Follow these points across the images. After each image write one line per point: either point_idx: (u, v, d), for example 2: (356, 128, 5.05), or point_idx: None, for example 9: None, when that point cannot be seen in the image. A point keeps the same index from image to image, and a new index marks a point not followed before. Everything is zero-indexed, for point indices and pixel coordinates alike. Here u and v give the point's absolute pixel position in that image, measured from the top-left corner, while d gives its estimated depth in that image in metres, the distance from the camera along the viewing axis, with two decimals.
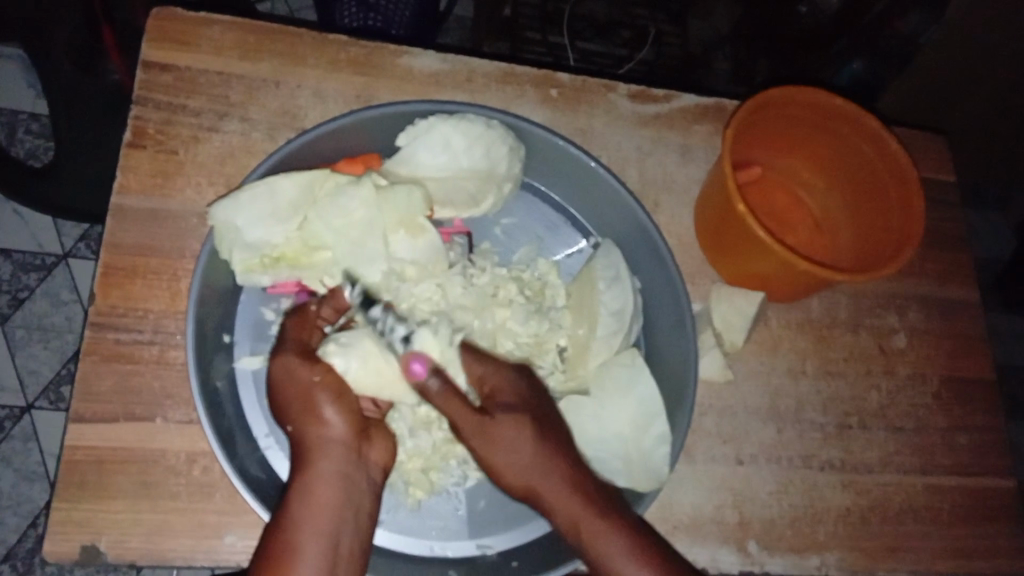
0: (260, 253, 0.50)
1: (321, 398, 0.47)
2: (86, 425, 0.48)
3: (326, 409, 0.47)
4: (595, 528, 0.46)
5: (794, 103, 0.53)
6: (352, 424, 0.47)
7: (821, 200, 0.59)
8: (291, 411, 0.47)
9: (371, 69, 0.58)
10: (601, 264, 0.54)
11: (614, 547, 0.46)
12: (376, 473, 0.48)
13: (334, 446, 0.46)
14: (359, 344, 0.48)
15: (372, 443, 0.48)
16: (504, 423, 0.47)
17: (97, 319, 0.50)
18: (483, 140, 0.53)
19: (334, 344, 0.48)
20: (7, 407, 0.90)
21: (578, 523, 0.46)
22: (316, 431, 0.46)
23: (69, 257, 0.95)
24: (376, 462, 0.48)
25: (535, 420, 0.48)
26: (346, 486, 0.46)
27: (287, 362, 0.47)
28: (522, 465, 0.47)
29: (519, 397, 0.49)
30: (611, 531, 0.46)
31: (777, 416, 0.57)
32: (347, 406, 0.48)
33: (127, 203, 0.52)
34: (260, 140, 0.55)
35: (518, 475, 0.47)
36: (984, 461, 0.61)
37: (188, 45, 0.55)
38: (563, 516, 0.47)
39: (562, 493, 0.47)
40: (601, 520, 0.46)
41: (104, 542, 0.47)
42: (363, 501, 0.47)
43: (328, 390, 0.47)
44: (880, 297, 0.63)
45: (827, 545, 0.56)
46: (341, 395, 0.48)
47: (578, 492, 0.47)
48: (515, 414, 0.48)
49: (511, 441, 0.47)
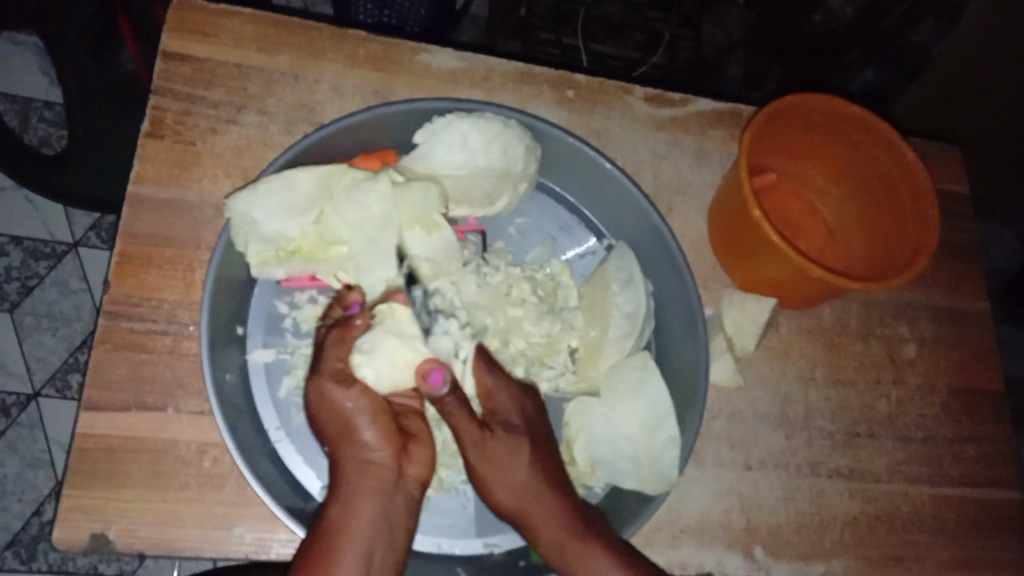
0: (276, 246, 0.50)
1: (360, 421, 0.47)
2: (97, 413, 0.48)
3: (364, 432, 0.47)
4: (579, 547, 0.49)
5: (813, 109, 0.53)
6: (392, 444, 0.48)
7: (835, 207, 0.59)
8: (328, 432, 0.47)
9: (390, 65, 0.58)
10: (614, 266, 0.54)
11: (597, 564, 0.49)
12: (415, 488, 0.48)
13: (375, 466, 0.47)
14: (382, 346, 0.48)
15: (412, 458, 0.48)
16: (503, 441, 0.50)
17: (112, 307, 0.50)
18: (500, 139, 0.53)
19: (360, 354, 0.48)
20: (14, 394, 0.90)
21: (565, 544, 0.49)
22: (354, 451, 0.47)
23: (79, 246, 0.95)
24: (414, 478, 0.48)
25: (533, 441, 0.50)
26: (385, 502, 0.47)
27: (322, 387, 0.46)
28: (518, 483, 0.49)
29: (524, 417, 0.50)
30: (595, 552, 0.49)
31: (787, 423, 0.57)
32: (384, 427, 0.48)
33: (144, 192, 0.52)
34: (278, 133, 0.55)
35: (510, 493, 0.49)
36: (992, 472, 0.61)
37: (208, 36, 0.56)
38: (548, 537, 0.50)
39: (550, 511, 0.50)
40: (585, 541, 0.49)
41: (114, 531, 0.47)
42: (401, 518, 0.47)
43: (364, 414, 0.47)
44: (892, 307, 0.63)
45: (834, 553, 0.56)
46: (377, 415, 0.48)
47: (566, 511, 0.50)
48: (515, 435, 0.50)
49: (509, 463, 0.49)
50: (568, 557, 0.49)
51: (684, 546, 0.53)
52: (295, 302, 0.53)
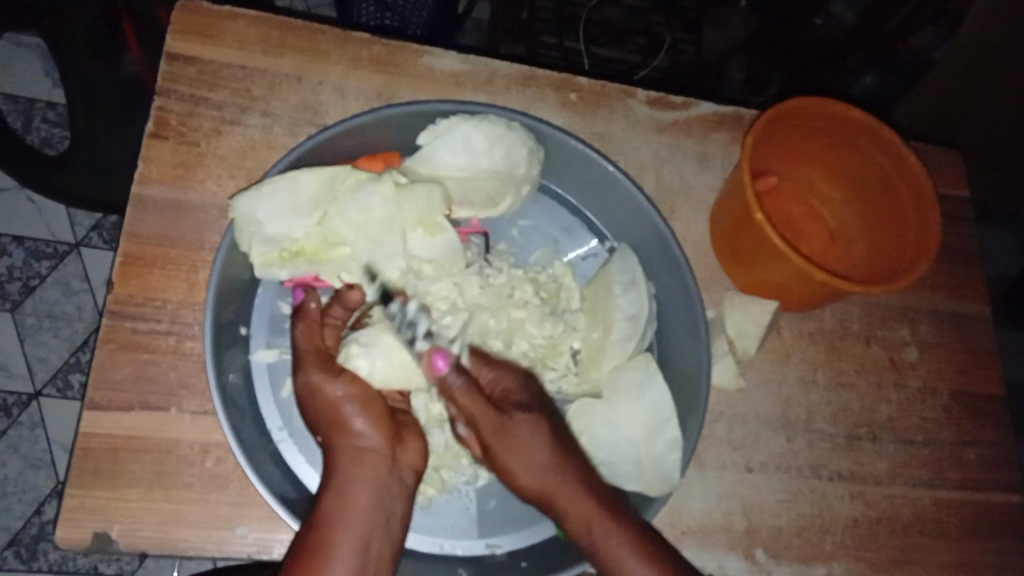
0: (280, 247, 0.50)
1: (349, 410, 0.47)
2: (100, 413, 0.48)
3: (356, 421, 0.47)
4: (606, 527, 0.47)
5: (814, 114, 0.53)
6: (384, 430, 0.48)
7: (837, 211, 0.59)
8: (324, 422, 0.47)
9: (393, 67, 0.59)
10: (617, 268, 0.54)
11: (622, 546, 0.46)
12: (410, 475, 0.48)
13: (368, 453, 0.47)
14: (379, 340, 0.49)
15: (405, 446, 0.48)
16: (523, 422, 0.48)
17: (116, 307, 0.50)
18: (504, 142, 0.53)
19: (355, 345, 0.48)
20: (16, 394, 0.90)
21: (591, 525, 0.47)
22: (346, 440, 0.47)
23: (81, 247, 0.95)
24: (409, 465, 0.48)
25: (546, 421, 0.49)
26: (379, 490, 0.46)
27: (311, 378, 0.47)
28: (536, 466, 0.48)
29: (530, 397, 0.50)
30: (622, 534, 0.47)
31: (787, 426, 0.58)
32: (375, 414, 0.48)
33: (148, 193, 0.52)
34: (282, 135, 0.55)
35: (532, 474, 0.48)
36: (993, 476, 0.61)
37: (213, 38, 0.56)
38: (576, 517, 0.47)
39: (575, 493, 0.48)
40: (613, 521, 0.47)
41: (117, 530, 0.47)
42: (397, 507, 0.47)
43: (354, 403, 0.47)
44: (893, 311, 0.63)
45: (835, 555, 0.56)
46: (368, 403, 0.48)
47: (587, 490, 0.48)
48: (530, 414, 0.49)
49: (529, 443, 0.48)
50: (596, 539, 0.47)
51: (686, 548, 0.53)
52: None
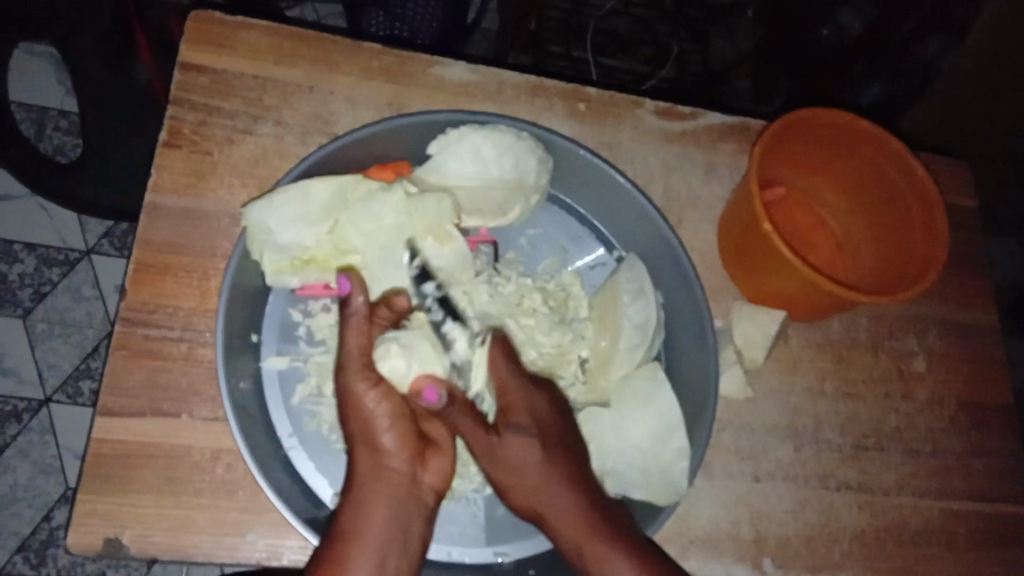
0: (291, 255, 0.51)
1: (378, 423, 0.47)
2: (112, 418, 0.49)
3: (384, 434, 0.47)
4: (599, 552, 0.47)
5: (820, 125, 0.54)
6: (408, 448, 0.47)
7: (843, 221, 0.59)
8: (352, 434, 0.47)
9: (403, 77, 0.59)
10: (625, 277, 0.54)
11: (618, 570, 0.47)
12: (429, 496, 0.48)
13: (390, 471, 0.47)
14: (416, 345, 0.47)
15: (427, 465, 0.48)
16: (513, 445, 0.49)
17: (128, 314, 0.51)
18: (513, 152, 0.54)
19: (394, 345, 0.47)
20: (26, 400, 0.91)
21: (582, 549, 0.48)
22: (372, 455, 0.47)
23: (92, 254, 0.96)
24: (429, 486, 0.48)
25: (547, 444, 0.49)
26: (397, 507, 0.46)
27: (343, 386, 0.47)
28: (530, 487, 0.49)
29: (535, 418, 0.49)
30: (616, 557, 0.47)
31: (795, 435, 0.58)
32: (402, 430, 0.47)
33: (161, 201, 0.53)
34: (293, 144, 0.56)
35: (526, 497, 0.49)
36: (1001, 487, 0.61)
37: (225, 48, 0.56)
38: (569, 540, 0.48)
39: (569, 516, 0.48)
40: (604, 545, 0.47)
41: (128, 535, 0.47)
42: (415, 527, 0.47)
43: (385, 417, 0.47)
44: (901, 321, 0.63)
45: (843, 565, 0.56)
46: (397, 418, 0.47)
47: (584, 515, 0.48)
48: (526, 437, 0.49)
49: (519, 466, 0.48)
50: (588, 562, 0.47)
51: (693, 557, 0.54)
52: (309, 311, 0.53)
